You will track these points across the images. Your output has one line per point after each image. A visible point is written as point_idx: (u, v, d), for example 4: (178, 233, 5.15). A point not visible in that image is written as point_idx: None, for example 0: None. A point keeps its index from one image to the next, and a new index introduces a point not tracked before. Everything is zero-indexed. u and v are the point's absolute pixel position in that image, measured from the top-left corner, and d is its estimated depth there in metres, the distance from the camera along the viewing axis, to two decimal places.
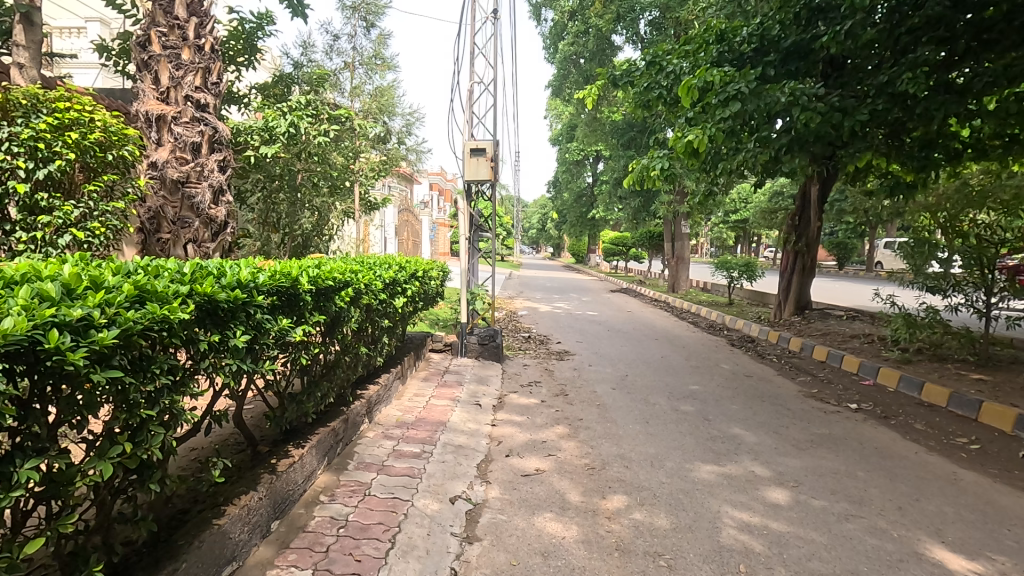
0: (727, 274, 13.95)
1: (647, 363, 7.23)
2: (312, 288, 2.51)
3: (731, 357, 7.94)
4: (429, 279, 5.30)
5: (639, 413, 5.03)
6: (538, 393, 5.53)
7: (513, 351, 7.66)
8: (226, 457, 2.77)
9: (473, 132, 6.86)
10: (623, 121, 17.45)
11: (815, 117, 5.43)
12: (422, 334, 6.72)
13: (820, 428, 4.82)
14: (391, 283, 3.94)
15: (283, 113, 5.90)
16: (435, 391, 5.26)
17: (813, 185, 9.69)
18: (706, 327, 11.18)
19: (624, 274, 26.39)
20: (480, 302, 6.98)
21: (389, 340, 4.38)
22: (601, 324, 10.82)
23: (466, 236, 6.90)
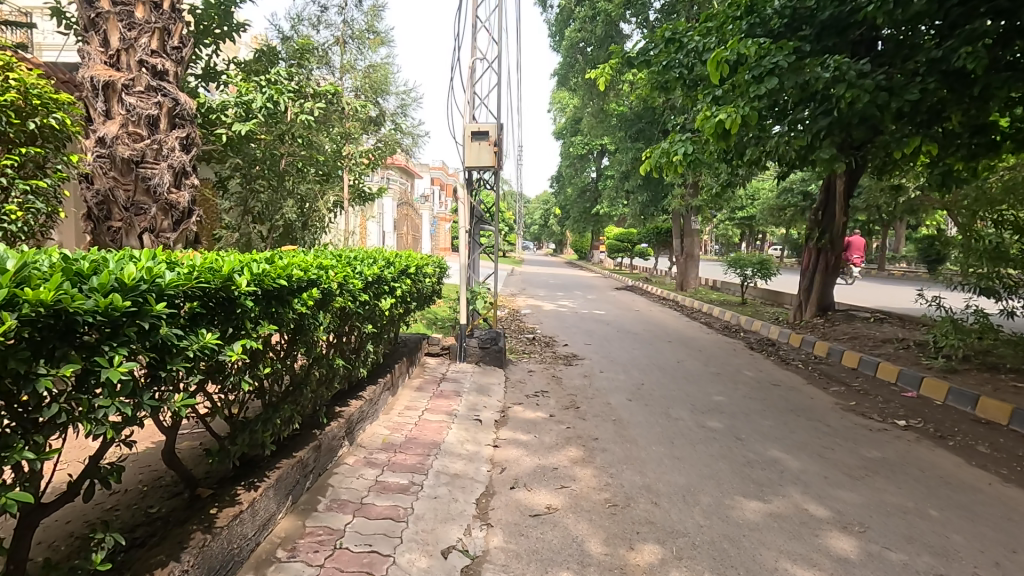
0: (741, 272, 13.30)
1: (664, 369, 6.61)
2: (255, 290, 1.90)
3: (753, 363, 7.32)
4: (423, 276, 4.66)
5: (661, 431, 4.41)
6: (546, 406, 4.91)
7: (517, 355, 7.04)
8: (153, 508, 2.16)
9: (474, 113, 6.23)
10: (631, 112, 16.82)
11: (862, 95, 4.80)
12: (417, 336, 6.12)
13: (871, 451, 4.19)
14: (374, 281, 3.31)
15: (260, 86, 5.29)
16: (429, 404, 4.65)
17: (839, 178, 9.03)
18: (721, 329, 10.54)
19: (629, 271, 25.78)
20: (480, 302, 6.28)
21: (374, 347, 3.75)
22: (610, 325, 10.18)
23: (466, 229, 6.25)
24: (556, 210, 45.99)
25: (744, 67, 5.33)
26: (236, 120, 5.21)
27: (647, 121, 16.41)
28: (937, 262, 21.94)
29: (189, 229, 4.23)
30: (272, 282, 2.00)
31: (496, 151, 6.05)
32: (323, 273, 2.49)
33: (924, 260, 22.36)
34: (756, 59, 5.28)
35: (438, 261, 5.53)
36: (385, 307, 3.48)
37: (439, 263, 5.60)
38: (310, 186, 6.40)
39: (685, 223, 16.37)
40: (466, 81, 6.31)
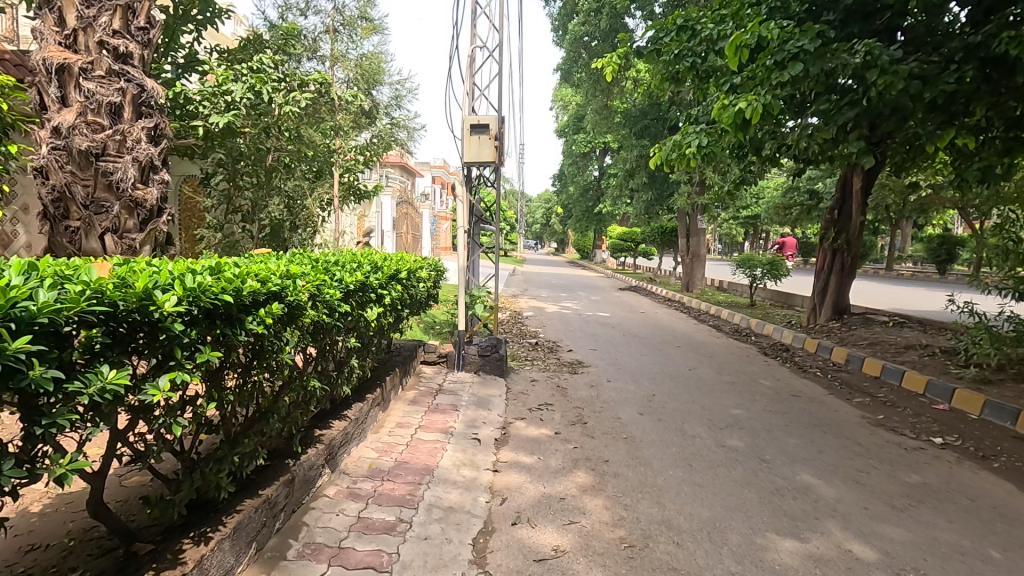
0: (750, 272, 12.88)
1: (675, 378, 6.21)
2: (185, 311, 1.61)
3: (769, 371, 6.91)
4: (417, 280, 4.28)
5: (677, 450, 4.02)
6: (551, 422, 4.52)
7: (519, 362, 6.64)
8: (77, 569, 1.79)
9: (474, 105, 5.84)
10: (636, 109, 16.42)
11: (895, 83, 4.41)
12: (413, 342, 5.74)
13: (910, 474, 3.80)
14: (360, 289, 2.95)
15: (241, 74, 4.92)
16: (424, 420, 4.25)
17: (856, 175, 8.64)
18: (731, 333, 10.11)
19: (633, 271, 25.36)
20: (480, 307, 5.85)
21: (359, 362, 3.37)
22: (615, 329, 9.77)
23: (464, 229, 5.86)
24: (558, 209, 45.59)
25: (766, 52, 4.95)
26: (215, 111, 4.82)
27: (652, 118, 16.02)
28: (947, 262, 21.48)
29: (158, 229, 3.83)
30: (213, 299, 1.69)
31: (497, 146, 5.66)
32: (292, 282, 2.16)
33: (934, 260, 21.89)
34: (778, 44, 4.90)
35: (433, 264, 5.14)
36: (372, 317, 3.12)
37: (435, 266, 5.21)
38: (298, 183, 6.02)
39: (692, 221, 15.96)
40: (465, 71, 5.92)
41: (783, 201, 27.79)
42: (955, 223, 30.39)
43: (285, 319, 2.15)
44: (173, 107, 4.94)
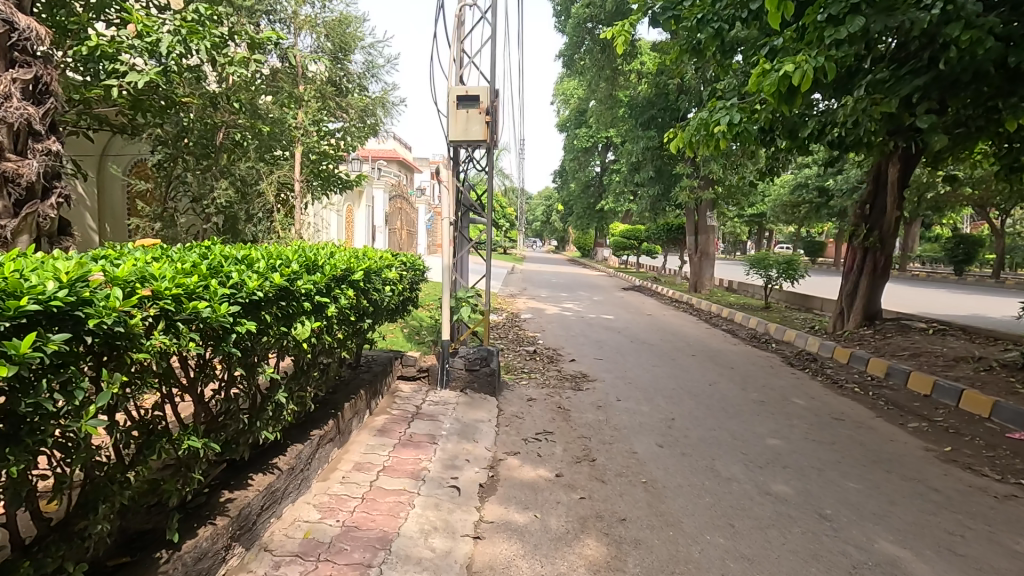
0: (764, 273, 12.01)
1: (696, 397, 5.34)
2: None
3: (800, 386, 6.05)
4: (383, 280, 3.37)
5: (712, 502, 3.15)
6: (550, 459, 3.65)
7: (515, 375, 5.78)
8: None
9: (462, 74, 4.93)
10: (641, 98, 15.56)
11: (984, 38, 3.51)
12: (388, 354, 4.88)
13: (1018, 540, 2.91)
14: (277, 296, 2.07)
15: (167, 19, 3.94)
16: (390, 460, 3.38)
17: (892, 166, 7.79)
18: (748, 339, 9.22)
19: (635, 269, 24.50)
20: (466, 313, 4.93)
21: (289, 397, 2.49)
22: (621, 334, 8.89)
23: (448, 220, 4.98)
24: (559, 206, 44.77)
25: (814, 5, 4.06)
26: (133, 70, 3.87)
27: (659, 108, 15.16)
28: (965, 263, 20.56)
29: (39, 214, 3.15)
30: None
31: (488, 121, 4.77)
32: (94, 295, 1.33)
33: (950, 260, 20.96)
34: None
35: (407, 259, 4.25)
36: (302, 334, 2.24)
37: (410, 265, 4.30)
38: (253, 164, 5.14)
39: (699, 218, 15.12)
40: (452, 35, 5.03)
41: (791, 198, 26.93)
42: (967, 223, 29.49)
43: (80, 355, 1.32)
44: (86, 58, 3.92)
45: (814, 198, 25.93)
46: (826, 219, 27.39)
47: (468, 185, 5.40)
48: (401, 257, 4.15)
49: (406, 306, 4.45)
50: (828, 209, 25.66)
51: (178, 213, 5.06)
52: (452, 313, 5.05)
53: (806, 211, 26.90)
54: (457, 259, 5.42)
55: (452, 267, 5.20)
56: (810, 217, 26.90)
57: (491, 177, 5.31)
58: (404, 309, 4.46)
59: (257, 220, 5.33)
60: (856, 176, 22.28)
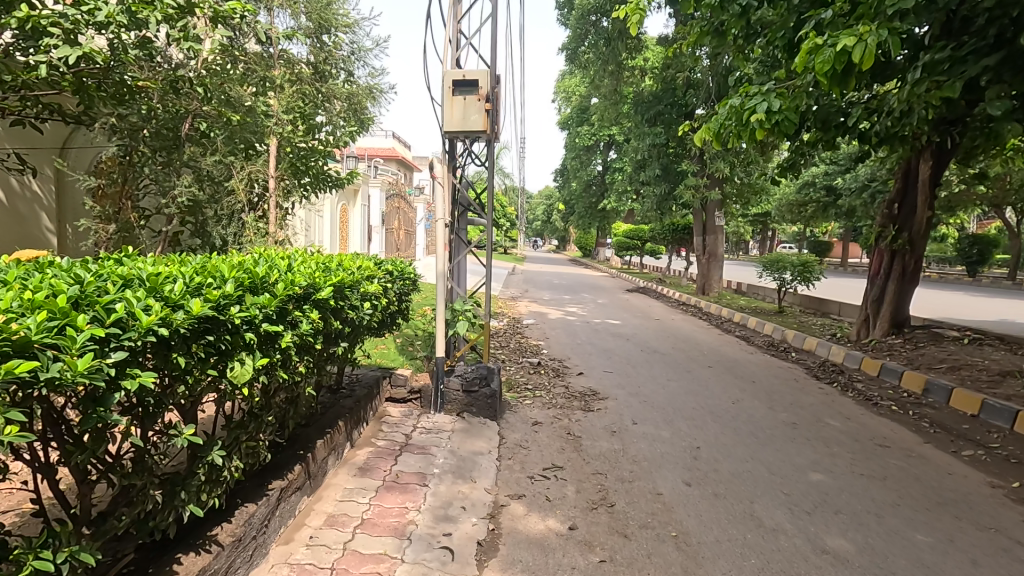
0: (778, 275, 11.45)
1: (720, 420, 4.78)
2: None
3: (831, 404, 5.49)
4: (363, 295, 2.81)
5: (758, 565, 2.59)
6: (561, 505, 3.09)
7: (517, 394, 5.22)
8: None
9: (458, 57, 4.36)
10: (647, 93, 15.02)
11: None
12: (375, 374, 4.33)
13: None
14: (195, 329, 1.53)
15: None
16: (370, 511, 2.81)
17: (923, 163, 7.24)
18: (765, 347, 8.64)
19: (640, 270, 23.93)
20: (461, 328, 4.33)
21: (229, 457, 1.92)
22: (630, 342, 8.32)
23: (443, 221, 4.43)
24: (560, 205, 44.26)
25: None
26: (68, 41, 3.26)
27: (665, 103, 14.64)
28: (978, 263, 19.99)
29: None
30: None
31: (488, 110, 4.21)
32: None
33: (964, 260, 20.40)
34: None
35: (393, 267, 3.69)
36: (240, 376, 1.69)
37: (399, 274, 3.73)
38: (221, 158, 4.63)
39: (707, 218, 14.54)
40: (448, 13, 4.47)
41: (797, 197, 26.40)
42: (975, 222, 28.99)
43: None
44: (19, 36, 3.27)
45: (821, 196, 25.41)
46: (833, 218, 26.83)
47: (466, 182, 4.84)
48: (385, 263, 3.59)
49: (393, 319, 3.87)
50: (836, 208, 25.12)
51: (143, 210, 4.55)
52: (447, 326, 4.47)
53: (813, 210, 26.36)
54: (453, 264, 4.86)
55: (448, 274, 4.63)
56: (817, 216, 26.38)
57: (492, 174, 4.75)
58: (390, 324, 3.89)
59: (224, 220, 4.93)
60: (866, 174, 21.74)
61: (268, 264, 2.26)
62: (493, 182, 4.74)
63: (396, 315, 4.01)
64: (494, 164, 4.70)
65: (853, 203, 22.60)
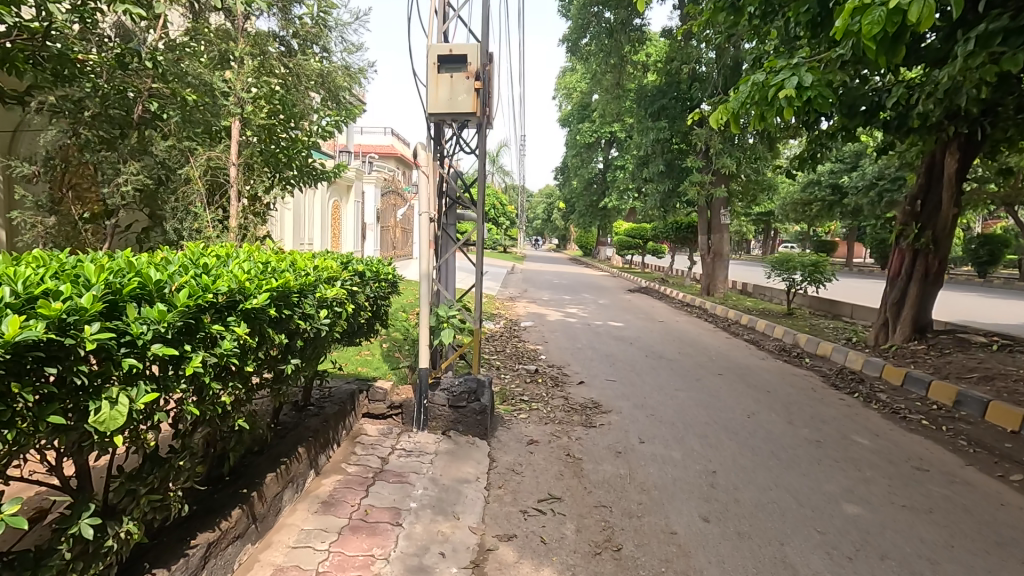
0: (787, 276, 10.97)
1: (736, 438, 4.29)
2: None
3: (856, 418, 5.02)
4: (323, 299, 2.33)
5: None
6: (558, 550, 2.61)
7: (511, 407, 4.75)
8: None
9: (445, 30, 3.87)
10: (651, 87, 14.54)
11: None
12: (351, 388, 3.85)
13: None
14: (17, 362, 1.14)
15: None
16: (329, 561, 2.33)
17: (948, 157, 6.76)
18: (777, 352, 8.15)
19: (642, 270, 23.45)
20: (447, 335, 3.85)
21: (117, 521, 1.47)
22: (634, 347, 7.84)
23: (427, 216, 3.95)
24: (560, 204, 43.79)
25: None
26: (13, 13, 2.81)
27: (670, 97, 14.16)
28: (988, 264, 19.49)
29: None
30: None
31: (477, 89, 3.73)
32: None
33: (973, 261, 19.90)
34: None
35: (361, 265, 3.20)
36: (108, 422, 1.28)
37: (373, 275, 3.25)
38: (175, 143, 4.21)
39: (712, 216, 14.05)
40: None
41: (802, 196, 25.95)
42: (982, 222, 28.49)
43: None
44: None
45: (826, 195, 24.99)
46: (838, 218, 26.36)
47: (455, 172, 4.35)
48: (353, 262, 3.11)
49: (367, 327, 3.38)
50: (841, 207, 24.67)
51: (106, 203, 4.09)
52: (431, 334, 3.98)
53: (818, 210, 25.92)
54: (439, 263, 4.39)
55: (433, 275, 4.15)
56: (822, 216, 25.94)
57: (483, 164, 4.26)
58: (362, 332, 3.39)
59: (183, 214, 4.47)
60: (873, 173, 21.28)
61: (194, 263, 1.81)
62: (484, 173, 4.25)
63: (370, 322, 3.51)
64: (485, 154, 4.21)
65: (860, 203, 22.16)
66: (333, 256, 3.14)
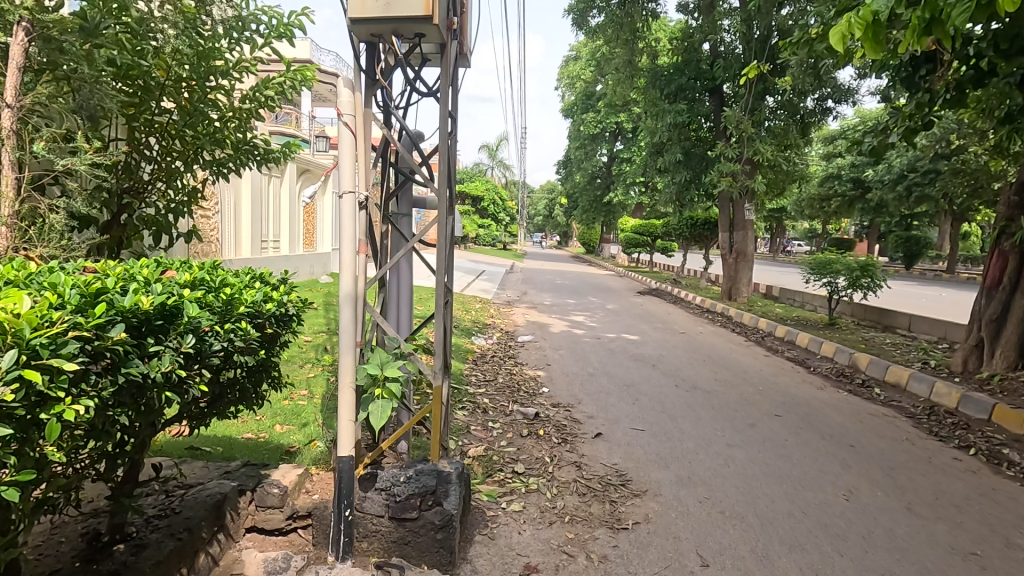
0: (829, 280, 9.40)
1: (851, 554, 2.72)
2: None
3: (1001, 500, 3.45)
4: None
5: None
6: None
7: (499, 491, 3.19)
8: None
9: None
10: (668, 66, 12.99)
11: None
12: (222, 490, 2.27)
13: None
14: None
15: None
16: None
17: None
18: (835, 377, 6.56)
19: (649, 269, 21.96)
20: (385, 407, 2.21)
21: None
22: (659, 373, 6.26)
23: (352, 197, 2.33)
24: (562, 199, 42.23)
25: None
26: None
27: (689, 76, 12.60)
28: None
29: None
30: None
31: None
32: None
33: None
34: None
35: (187, 288, 1.68)
36: None
37: (220, 306, 1.69)
38: None
39: (736, 211, 12.53)
40: None
41: (821, 191, 24.35)
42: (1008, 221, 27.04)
43: None
44: None
45: (847, 190, 23.49)
46: (860, 215, 24.82)
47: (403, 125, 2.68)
48: (159, 283, 1.58)
49: (212, 392, 1.85)
50: (864, 202, 23.06)
51: None
52: (358, 406, 2.33)
53: (837, 205, 24.33)
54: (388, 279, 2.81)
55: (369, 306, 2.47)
56: (841, 212, 24.36)
57: (444, 106, 2.50)
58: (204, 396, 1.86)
59: None
60: (902, 166, 19.74)
61: None
62: (445, 118, 2.51)
63: (230, 382, 1.96)
64: (447, 86, 2.46)
65: (886, 199, 20.59)
66: (127, 277, 1.66)
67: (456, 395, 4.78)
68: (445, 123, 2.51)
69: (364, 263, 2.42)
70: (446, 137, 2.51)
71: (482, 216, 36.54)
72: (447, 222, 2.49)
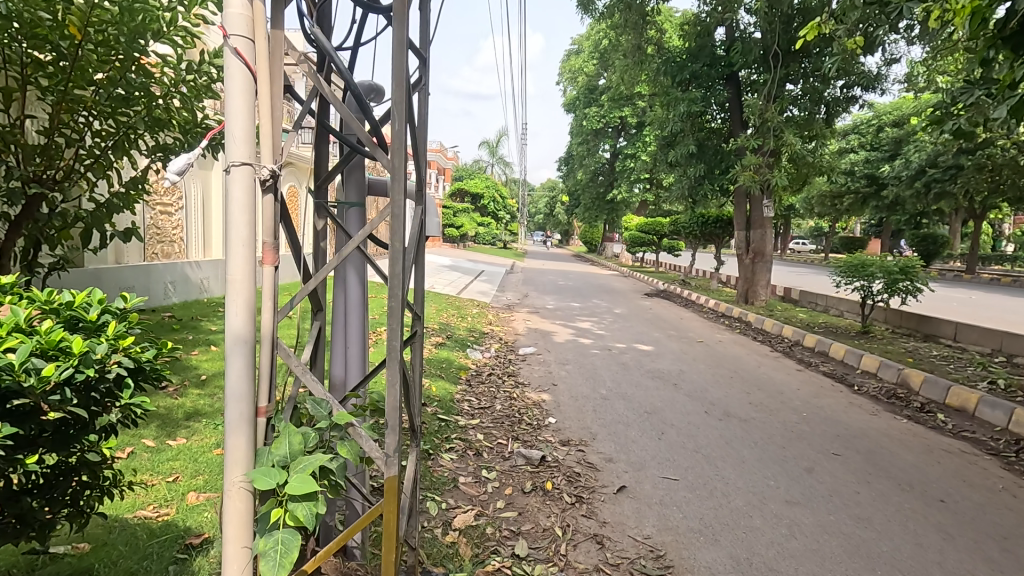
0: (862, 282, 8.51)
1: None
2: None
3: None
4: None
5: None
6: None
7: None
8: None
9: None
10: (679, 51, 12.09)
11: None
12: None
13: None
14: None
15: None
16: None
17: None
18: (885, 400, 5.64)
19: (654, 268, 21.05)
20: (289, 545, 1.27)
21: None
22: (683, 395, 5.37)
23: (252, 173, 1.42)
24: (563, 198, 41.28)
25: None
26: None
27: (703, 63, 11.67)
28: None
29: None
30: None
31: None
32: None
33: None
34: None
35: None
36: None
37: None
38: None
39: (753, 208, 11.69)
40: None
41: (832, 188, 23.50)
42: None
43: None
44: None
45: (860, 187, 22.62)
46: (871, 213, 23.97)
47: (342, 67, 1.75)
48: None
49: None
50: (878, 200, 22.18)
51: None
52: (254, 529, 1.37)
53: (849, 202, 23.52)
54: (334, 305, 1.99)
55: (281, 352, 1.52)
56: (854, 210, 23.47)
57: (402, 33, 1.59)
58: None
59: None
60: (921, 161, 18.84)
61: None
62: (404, 51, 1.59)
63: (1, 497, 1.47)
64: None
65: (902, 196, 19.71)
66: None
67: (442, 432, 3.88)
68: (401, 57, 1.58)
69: (272, 274, 1.49)
70: (402, 78, 1.58)
71: (481, 214, 35.60)
72: (408, 212, 1.55)
